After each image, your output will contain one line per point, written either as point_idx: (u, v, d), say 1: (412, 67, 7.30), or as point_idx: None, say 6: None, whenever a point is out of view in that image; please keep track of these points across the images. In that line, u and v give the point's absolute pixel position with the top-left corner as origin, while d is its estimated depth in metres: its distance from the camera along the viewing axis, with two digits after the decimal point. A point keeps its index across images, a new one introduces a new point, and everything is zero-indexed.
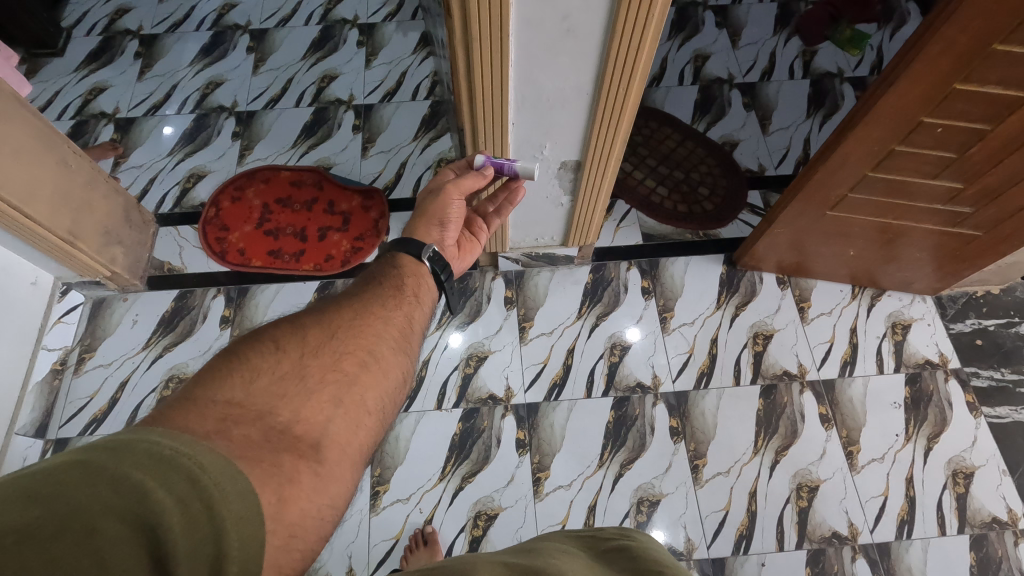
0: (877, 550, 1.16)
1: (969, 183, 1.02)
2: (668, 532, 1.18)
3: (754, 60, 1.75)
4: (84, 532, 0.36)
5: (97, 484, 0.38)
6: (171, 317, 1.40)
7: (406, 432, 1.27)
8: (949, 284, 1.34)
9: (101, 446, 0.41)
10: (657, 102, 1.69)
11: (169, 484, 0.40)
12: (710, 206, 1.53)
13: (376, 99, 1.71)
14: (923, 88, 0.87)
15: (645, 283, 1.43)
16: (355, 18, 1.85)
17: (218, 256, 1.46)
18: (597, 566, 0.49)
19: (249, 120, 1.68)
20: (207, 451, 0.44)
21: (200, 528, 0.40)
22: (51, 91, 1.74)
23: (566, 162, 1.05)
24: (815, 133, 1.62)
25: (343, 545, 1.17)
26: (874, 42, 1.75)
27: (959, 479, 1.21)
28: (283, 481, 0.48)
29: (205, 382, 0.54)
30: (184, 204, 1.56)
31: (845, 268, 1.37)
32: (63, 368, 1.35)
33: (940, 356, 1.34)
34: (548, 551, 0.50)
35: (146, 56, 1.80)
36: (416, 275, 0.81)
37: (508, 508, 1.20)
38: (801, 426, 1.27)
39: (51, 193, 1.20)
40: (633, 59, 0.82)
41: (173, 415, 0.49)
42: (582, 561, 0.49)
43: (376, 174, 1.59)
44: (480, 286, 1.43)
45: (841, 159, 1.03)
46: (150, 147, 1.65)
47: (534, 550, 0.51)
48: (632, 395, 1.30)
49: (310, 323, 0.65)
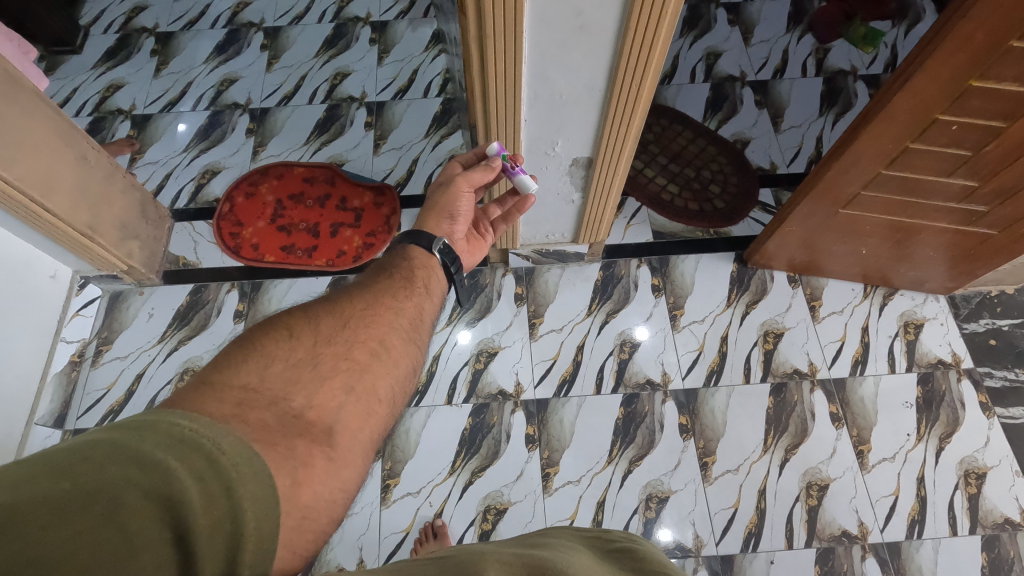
0: (887, 549, 1.16)
1: (983, 181, 1.01)
2: (676, 529, 1.18)
3: (766, 58, 1.74)
4: (110, 504, 0.37)
5: (121, 461, 0.39)
6: (186, 311, 1.42)
7: (416, 426, 1.28)
8: (962, 283, 1.33)
9: (127, 429, 0.42)
10: (668, 99, 1.69)
11: (189, 464, 0.41)
12: (720, 204, 1.53)
13: (388, 96, 1.72)
14: (938, 85, 0.86)
15: (654, 280, 1.43)
16: (367, 16, 1.87)
17: (232, 251, 1.48)
18: (601, 565, 0.46)
19: (263, 116, 1.70)
20: (225, 434, 0.45)
21: (219, 506, 0.40)
22: (69, 88, 1.77)
23: (577, 158, 1.05)
24: (827, 131, 1.62)
25: (353, 537, 1.18)
26: (888, 40, 1.73)
27: (970, 480, 1.21)
28: (297, 465, 0.49)
29: (223, 367, 0.55)
30: (198, 199, 1.58)
31: (856, 267, 1.36)
32: (80, 360, 1.37)
33: (953, 356, 1.33)
34: (552, 545, 0.48)
35: (162, 53, 1.83)
36: (426, 267, 0.81)
37: (517, 502, 1.21)
38: (811, 425, 1.27)
39: (70, 187, 1.22)
40: (645, 58, 0.83)
41: (192, 399, 0.50)
42: (586, 558, 0.47)
43: (387, 171, 1.60)
44: (490, 283, 1.44)
45: (853, 157, 1.03)
46: (166, 144, 1.67)
47: (539, 543, 0.49)
48: (642, 392, 1.31)
49: (322, 312, 0.66)
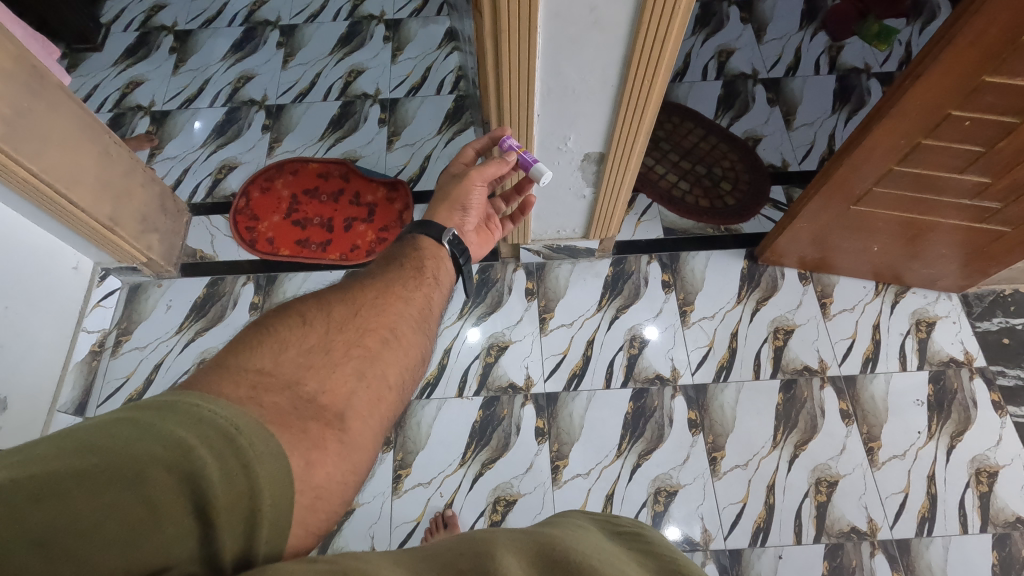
0: (896, 546, 1.16)
1: (997, 177, 1.01)
2: (684, 524, 1.19)
3: (779, 55, 1.74)
4: (134, 480, 0.38)
5: (145, 438, 0.41)
6: (203, 303, 1.45)
7: (427, 418, 1.30)
8: (976, 281, 1.32)
9: (152, 406, 0.43)
10: (679, 97, 1.69)
11: (209, 441, 0.42)
12: (731, 200, 1.53)
13: (401, 93, 1.74)
14: (952, 79, 0.86)
15: (665, 276, 1.44)
16: (382, 14, 1.89)
17: (248, 244, 1.51)
18: (609, 543, 0.46)
19: (279, 112, 1.73)
20: (242, 414, 0.45)
21: (237, 483, 0.41)
22: (90, 84, 1.81)
23: (589, 153, 1.06)
24: (840, 128, 1.61)
25: (365, 526, 1.20)
26: (903, 37, 1.73)
27: (982, 478, 1.20)
28: (311, 447, 0.50)
29: (239, 352, 0.57)
30: (215, 194, 1.61)
31: (867, 264, 1.36)
32: (101, 350, 1.40)
33: (965, 355, 1.32)
34: (561, 525, 0.48)
35: (180, 51, 1.86)
36: (436, 258, 0.83)
37: (526, 494, 1.22)
38: (821, 421, 1.27)
39: (93, 180, 1.25)
40: (658, 53, 0.84)
41: (210, 381, 0.52)
42: (595, 537, 0.47)
43: (400, 167, 1.62)
44: (501, 278, 1.45)
45: (865, 153, 1.03)
46: (183, 139, 1.70)
47: (548, 523, 0.49)
48: (651, 387, 1.31)
49: (335, 300, 0.68)
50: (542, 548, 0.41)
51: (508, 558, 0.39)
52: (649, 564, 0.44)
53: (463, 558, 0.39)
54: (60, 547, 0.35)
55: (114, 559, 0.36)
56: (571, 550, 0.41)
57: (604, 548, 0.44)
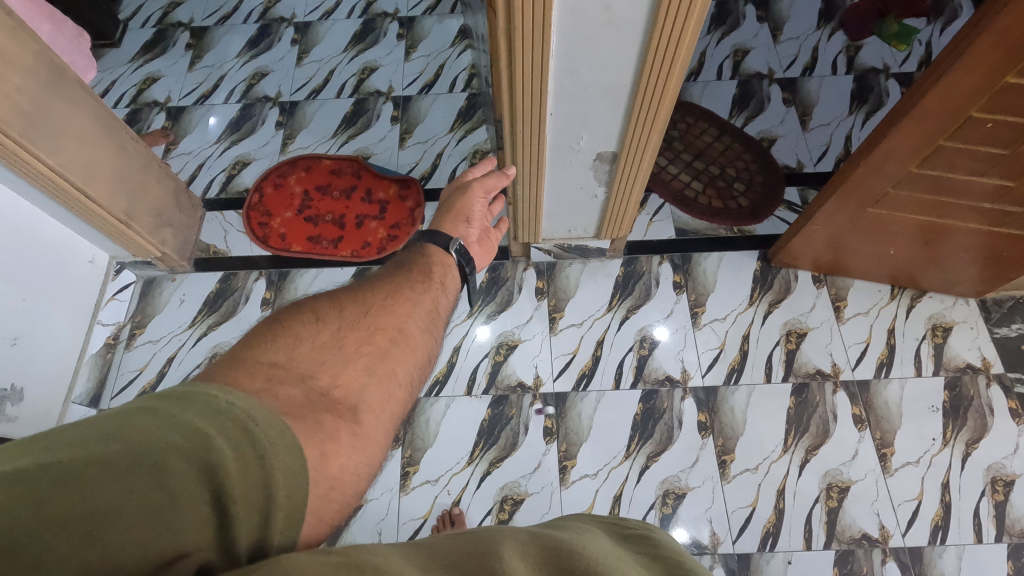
0: (908, 554, 1.14)
1: (1019, 180, 0.98)
2: (692, 527, 1.18)
3: (795, 55, 1.72)
4: (156, 467, 0.39)
5: (164, 427, 0.41)
6: (216, 298, 1.46)
7: (436, 416, 1.30)
8: (995, 287, 1.30)
9: (171, 396, 0.44)
10: (693, 96, 1.67)
11: (226, 432, 0.42)
12: (744, 202, 1.52)
13: (414, 90, 1.74)
14: (972, 81, 0.85)
15: (676, 278, 1.43)
16: (396, 11, 1.89)
17: (261, 240, 1.51)
18: (616, 546, 0.45)
19: (293, 110, 1.74)
20: (258, 406, 0.46)
21: (253, 473, 0.41)
22: (108, 81, 1.83)
23: (602, 152, 1.05)
24: (857, 129, 1.59)
25: (373, 521, 1.20)
26: (923, 37, 1.70)
27: (998, 487, 1.18)
28: (325, 438, 0.50)
29: (253, 345, 0.57)
30: (229, 189, 1.62)
31: (884, 268, 1.34)
32: (115, 343, 1.42)
33: (983, 361, 1.30)
34: (567, 526, 0.47)
35: (196, 47, 1.88)
36: (443, 264, 0.82)
37: (533, 494, 1.22)
38: (833, 426, 1.25)
39: (110, 175, 1.26)
40: (673, 51, 0.83)
41: (226, 373, 0.52)
42: (602, 539, 0.46)
43: (412, 165, 1.63)
44: (511, 277, 1.45)
45: (884, 155, 1.01)
46: (199, 135, 1.72)
47: (555, 525, 0.48)
48: (661, 388, 1.31)
49: (347, 299, 0.68)
50: (548, 553, 0.40)
51: (515, 561, 0.38)
52: (656, 565, 0.43)
53: (471, 558, 0.38)
54: (84, 533, 0.35)
55: (134, 546, 0.36)
56: (581, 554, 0.40)
57: (607, 549, 0.43)
